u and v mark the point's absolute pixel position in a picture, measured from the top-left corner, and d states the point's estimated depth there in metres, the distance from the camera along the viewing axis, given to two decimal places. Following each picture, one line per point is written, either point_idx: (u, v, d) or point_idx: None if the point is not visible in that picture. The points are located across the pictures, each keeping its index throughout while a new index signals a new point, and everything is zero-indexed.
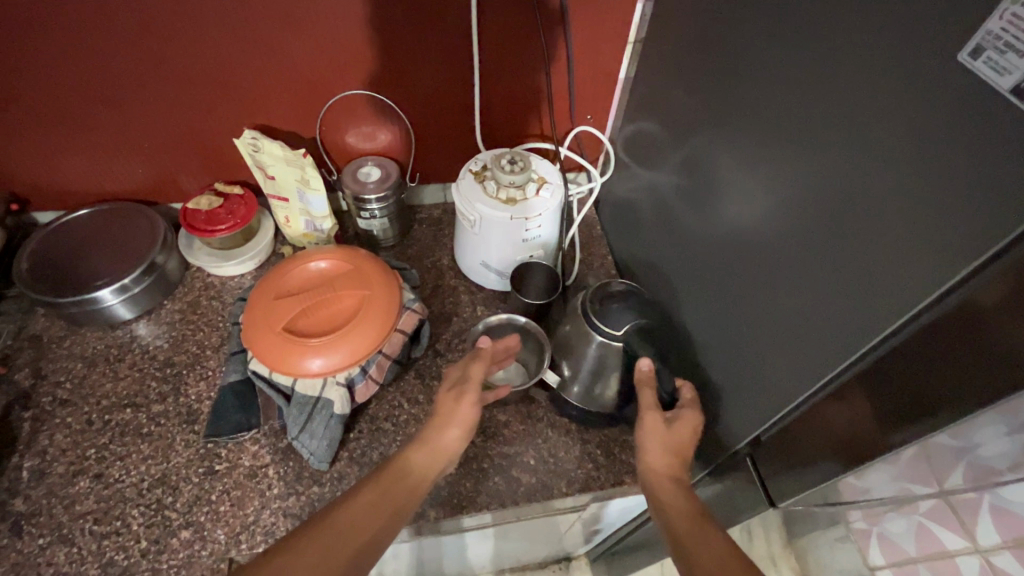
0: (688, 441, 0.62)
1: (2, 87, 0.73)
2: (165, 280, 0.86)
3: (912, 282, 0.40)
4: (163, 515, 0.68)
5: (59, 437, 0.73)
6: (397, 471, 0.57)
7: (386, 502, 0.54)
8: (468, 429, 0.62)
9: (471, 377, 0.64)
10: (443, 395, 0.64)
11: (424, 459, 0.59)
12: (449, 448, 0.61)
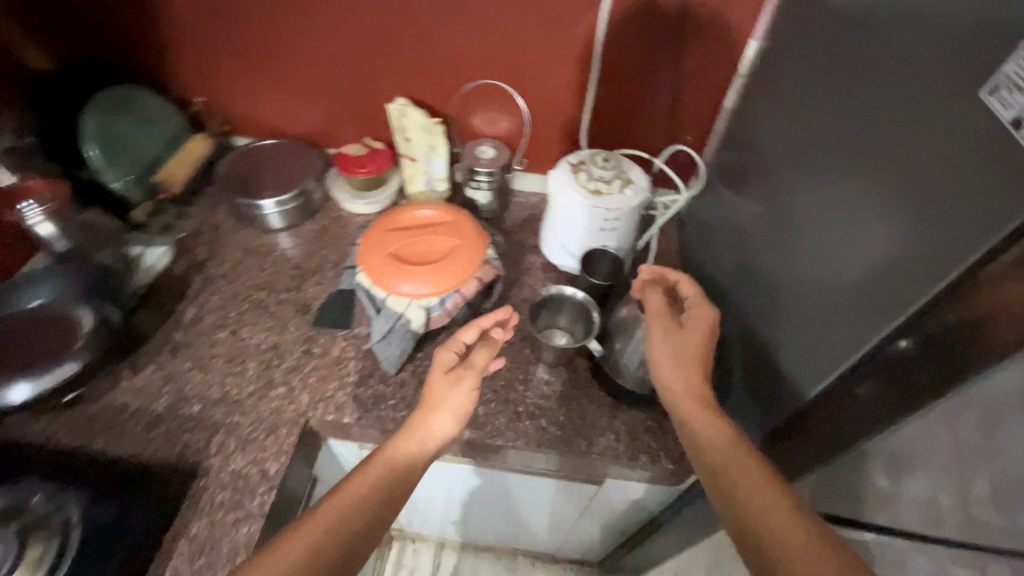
0: (700, 336, 0.72)
1: (242, 37, 0.99)
2: (311, 204, 1.09)
3: (931, 277, 0.46)
4: (269, 371, 0.87)
5: (214, 299, 0.97)
6: (388, 466, 0.65)
7: (378, 491, 0.63)
8: (460, 415, 0.70)
9: (475, 363, 0.72)
10: (440, 377, 0.72)
11: (412, 450, 0.67)
12: (450, 422, 0.69)
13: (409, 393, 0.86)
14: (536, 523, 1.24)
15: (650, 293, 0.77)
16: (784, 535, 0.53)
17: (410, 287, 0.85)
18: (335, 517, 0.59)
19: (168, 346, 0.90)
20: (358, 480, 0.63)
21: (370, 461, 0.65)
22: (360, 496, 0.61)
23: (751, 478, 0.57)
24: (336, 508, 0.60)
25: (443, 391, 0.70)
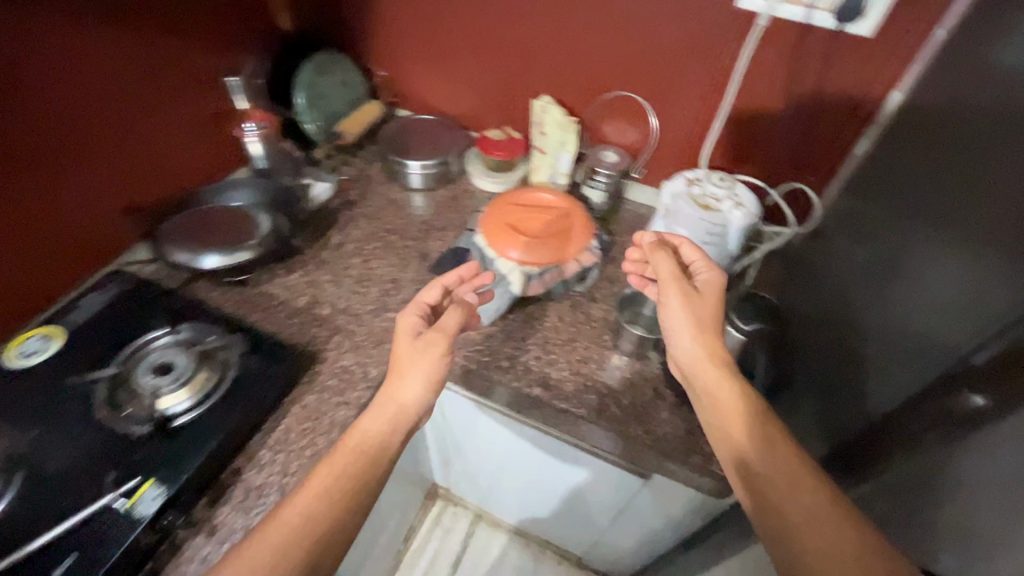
0: (713, 299, 0.80)
1: (427, 26, 1.18)
2: (448, 173, 1.25)
3: (1001, 310, 0.47)
4: (386, 298, 1.02)
5: (356, 232, 1.15)
6: (355, 454, 0.68)
7: (342, 478, 0.66)
8: (431, 384, 0.75)
9: (444, 326, 0.76)
10: (410, 347, 0.76)
11: (377, 436, 0.70)
12: (424, 387, 0.75)
13: (493, 345, 0.97)
14: (574, 511, 1.29)
15: (660, 262, 0.83)
16: (786, 491, 0.62)
17: (515, 253, 0.96)
18: (303, 516, 0.62)
19: (313, 261, 1.08)
20: (325, 471, 0.66)
21: (336, 454, 0.68)
22: (328, 488, 0.64)
23: (771, 444, 0.67)
24: (303, 503, 0.63)
25: (415, 360, 0.75)
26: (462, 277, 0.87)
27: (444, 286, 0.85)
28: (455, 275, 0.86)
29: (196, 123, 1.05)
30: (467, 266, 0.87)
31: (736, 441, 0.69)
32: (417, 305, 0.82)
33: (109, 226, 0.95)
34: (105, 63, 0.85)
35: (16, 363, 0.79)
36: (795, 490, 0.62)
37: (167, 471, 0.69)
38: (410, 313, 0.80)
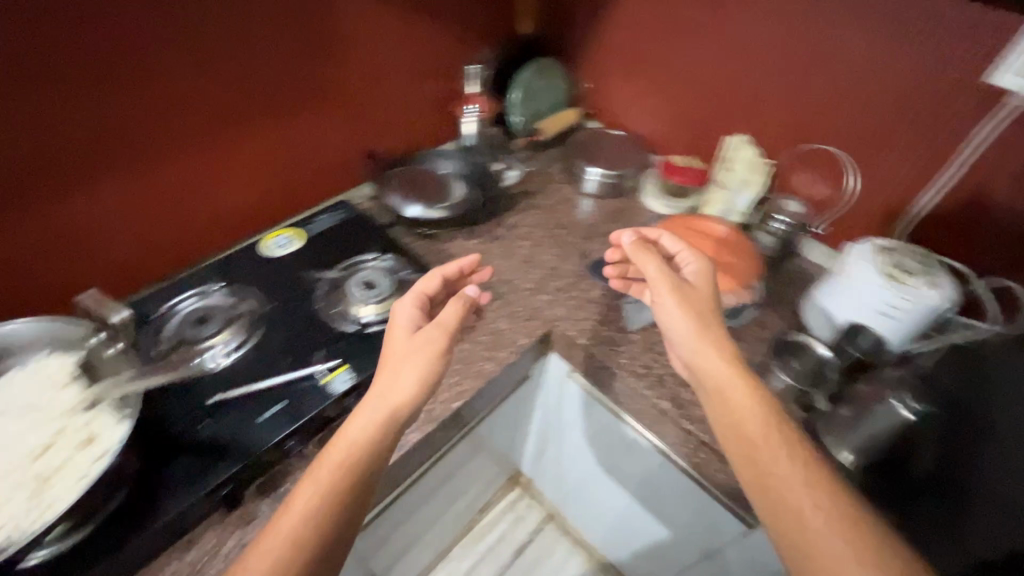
0: (709, 292, 0.81)
1: (641, 50, 1.28)
2: (623, 186, 1.32)
3: None
4: (544, 282, 1.12)
5: (529, 218, 1.26)
6: (345, 467, 0.63)
7: (337, 484, 0.61)
8: (422, 385, 0.70)
9: (434, 334, 0.74)
10: (405, 354, 0.73)
11: (364, 442, 0.65)
12: (417, 383, 0.70)
13: (632, 351, 1.01)
14: (656, 547, 1.26)
15: (646, 264, 0.82)
16: (796, 496, 0.60)
17: None
18: (290, 539, 0.57)
19: (489, 233, 1.20)
20: (312, 483, 0.61)
21: (321, 463, 0.63)
22: (314, 505, 0.60)
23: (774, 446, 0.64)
24: (290, 522, 0.58)
25: (407, 359, 0.71)
26: (460, 267, 0.87)
27: (444, 277, 0.85)
28: (454, 268, 0.86)
29: (428, 98, 1.24)
30: (465, 259, 0.87)
31: (746, 440, 0.66)
32: (417, 296, 0.80)
33: (346, 164, 1.18)
34: (379, 33, 1.07)
35: (268, 251, 1.01)
36: (801, 492, 0.61)
37: (358, 363, 0.84)
38: (408, 309, 0.79)
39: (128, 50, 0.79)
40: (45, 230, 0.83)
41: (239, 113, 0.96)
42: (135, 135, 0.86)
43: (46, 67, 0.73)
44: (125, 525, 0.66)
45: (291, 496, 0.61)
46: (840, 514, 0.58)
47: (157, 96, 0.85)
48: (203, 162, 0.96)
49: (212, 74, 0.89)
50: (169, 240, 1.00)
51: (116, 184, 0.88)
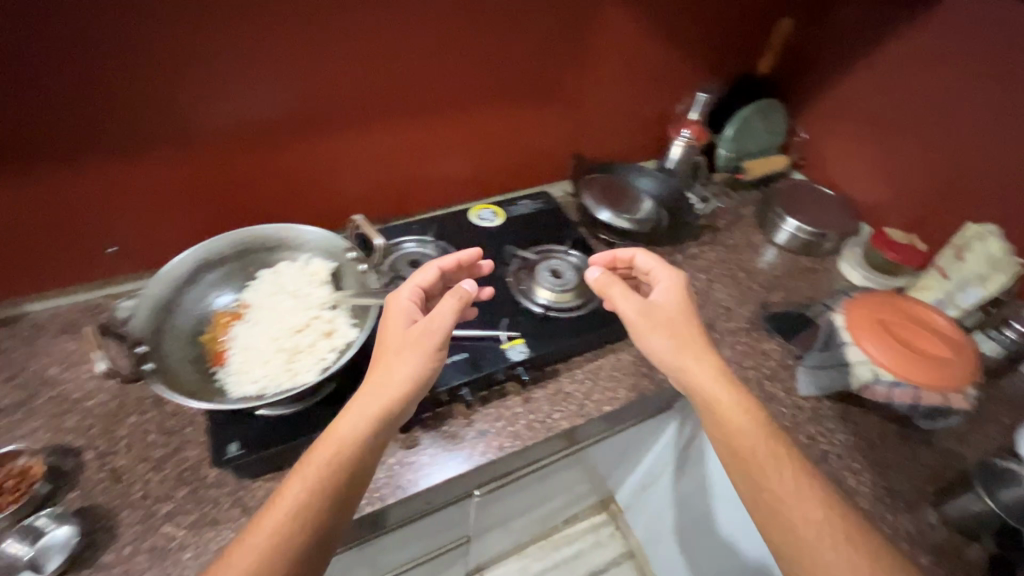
0: (681, 304, 0.78)
1: (884, 108, 1.18)
2: (820, 245, 1.23)
3: None
4: (713, 318, 1.08)
5: (709, 253, 1.24)
6: (336, 463, 0.60)
7: (328, 478, 0.59)
8: (415, 382, 0.67)
9: (427, 330, 0.69)
10: (394, 349, 0.68)
11: (359, 434, 0.63)
12: (411, 378, 0.66)
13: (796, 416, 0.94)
14: None
15: (610, 294, 0.79)
16: (793, 509, 0.62)
17: (872, 348, 0.89)
18: (274, 536, 0.55)
19: (666, 257, 1.20)
20: (300, 479, 0.59)
21: (312, 458, 0.61)
22: (302, 503, 0.58)
23: (758, 448, 0.66)
24: (277, 519, 0.56)
25: (404, 355, 0.68)
26: (459, 262, 0.82)
27: (440, 269, 0.81)
28: (452, 261, 0.81)
29: (643, 116, 1.27)
30: (465, 254, 0.82)
31: (745, 457, 0.66)
32: (411, 289, 0.76)
33: (553, 160, 1.24)
34: (621, 46, 1.12)
35: (473, 220, 1.11)
36: (806, 508, 0.62)
37: (531, 340, 0.91)
38: (399, 303, 0.74)
39: (430, 20, 0.90)
40: (318, 158, 0.97)
41: (488, 93, 1.04)
42: (407, 94, 0.97)
43: (368, 24, 0.86)
44: (332, 410, 0.77)
45: (279, 490, 0.59)
46: (836, 524, 0.61)
47: (435, 64, 0.95)
48: (446, 129, 1.05)
49: (482, 54, 0.98)
50: (396, 192, 1.11)
51: (378, 132, 0.99)
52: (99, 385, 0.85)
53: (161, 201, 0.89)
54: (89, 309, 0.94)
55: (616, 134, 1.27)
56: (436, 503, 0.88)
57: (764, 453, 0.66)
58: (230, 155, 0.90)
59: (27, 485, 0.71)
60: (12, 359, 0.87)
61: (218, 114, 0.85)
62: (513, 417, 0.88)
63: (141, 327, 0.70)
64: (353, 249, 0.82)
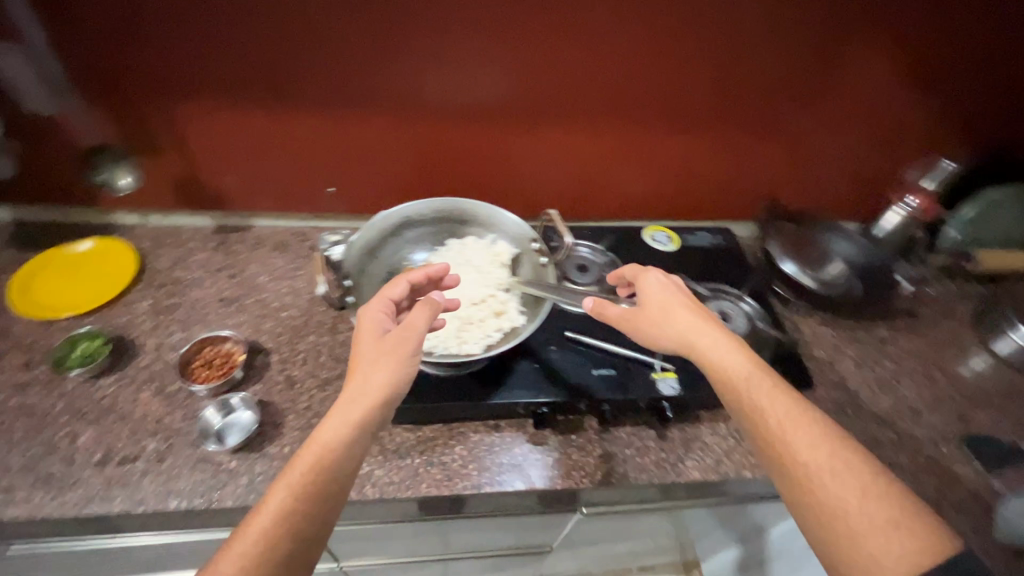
0: (681, 305, 0.71)
1: None
2: None
3: None
4: (895, 415, 0.93)
5: (903, 340, 1.06)
6: (316, 473, 0.55)
7: (310, 489, 0.54)
8: (396, 386, 0.61)
9: (404, 334, 0.63)
10: (370, 352, 0.62)
11: (342, 442, 0.56)
12: (389, 385, 0.60)
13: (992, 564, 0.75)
14: None
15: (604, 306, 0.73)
16: (855, 514, 0.53)
17: None
18: (258, 546, 0.51)
19: (848, 331, 1.06)
20: (284, 489, 0.54)
21: (293, 468, 0.55)
22: (286, 515, 0.53)
23: (803, 442, 0.58)
24: (259, 530, 0.52)
25: (378, 362, 0.61)
26: (428, 275, 0.74)
27: (409, 281, 0.72)
28: (421, 273, 0.73)
29: (859, 173, 1.14)
30: (432, 268, 0.75)
31: (775, 439, 0.59)
32: (382, 298, 0.68)
33: (742, 198, 1.16)
34: (844, 88, 0.98)
35: (647, 240, 1.09)
36: (843, 482, 0.55)
37: (683, 378, 0.86)
38: (372, 309, 0.66)
39: (665, 37, 0.87)
40: (515, 147, 1.01)
41: (697, 118, 1.00)
42: (616, 104, 0.96)
43: (593, 30, 0.86)
44: (480, 385, 0.82)
45: (262, 502, 0.54)
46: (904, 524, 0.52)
47: (654, 80, 0.93)
48: (642, 145, 1.03)
49: (705, 78, 0.93)
50: (575, 194, 1.12)
51: (577, 134, 1.00)
52: (290, 300, 0.97)
53: (363, 154, 0.99)
54: (298, 234, 1.08)
55: (818, 183, 1.15)
56: (543, 506, 0.87)
57: (794, 420, 0.60)
58: (440, 128, 0.97)
59: (229, 367, 0.84)
60: (235, 260, 1.02)
61: (446, 91, 0.91)
62: (643, 449, 0.84)
63: (352, 266, 0.80)
64: (536, 241, 0.85)
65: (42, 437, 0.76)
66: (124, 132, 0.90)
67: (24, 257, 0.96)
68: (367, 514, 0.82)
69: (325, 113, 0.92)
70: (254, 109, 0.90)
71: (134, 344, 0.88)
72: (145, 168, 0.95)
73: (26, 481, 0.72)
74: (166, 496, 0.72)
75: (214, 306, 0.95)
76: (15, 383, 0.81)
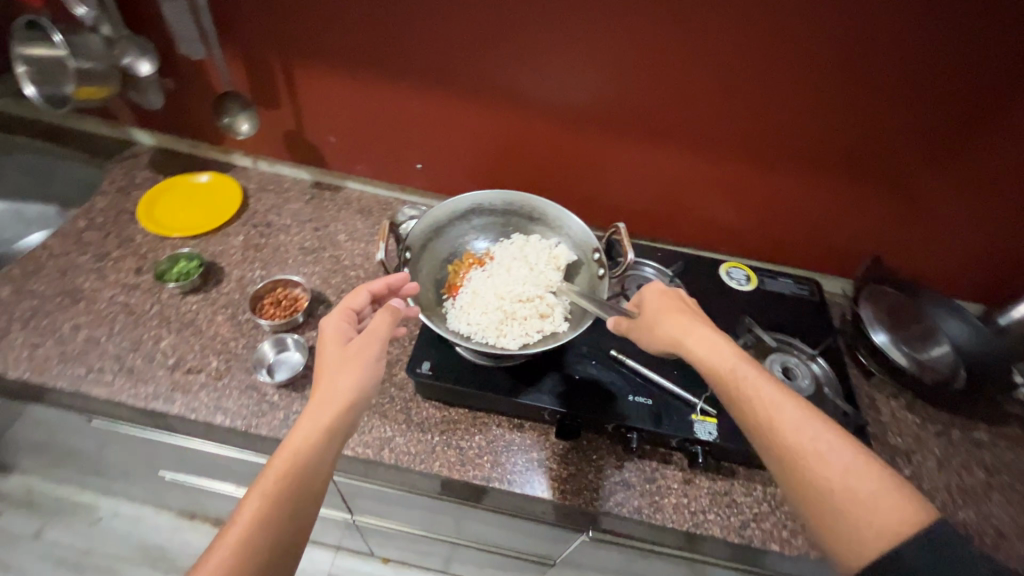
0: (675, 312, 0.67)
1: None
2: None
3: None
4: (972, 529, 0.80)
5: (1006, 448, 0.91)
6: (290, 481, 0.53)
7: (284, 499, 0.52)
8: (366, 385, 0.61)
9: (370, 336, 0.62)
10: (333, 357, 0.61)
11: (314, 446, 0.55)
12: (357, 389, 0.59)
13: None
14: None
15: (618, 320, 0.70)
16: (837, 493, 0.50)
17: None
18: (232, 562, 0.48)
19: (938, 424, 0.92)
20: (255, 502, 0.52)
21: (265, 475, 0.53)
22: (261, 524, 0.51)
23: (791, 428, 0.54)
24: (231, 548, 0.49)
25: (345, 368, 0.60)
26: (389, 286, 0.72)
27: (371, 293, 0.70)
28: (383, 286, 0.71)
29: (1004, 251, 0.95)
30: (394, 277, 0.72)
31: (768, 428, 0.55)
32: (343, 309, 0.67)
33: (840, 253, 1.05)
34: (987, 145, 0.84)
35: (723, 274, 1.02)
36: (832, 462, 0.52)
37: (725, 427, 0.80)
38: (335, 318, 0.65)
39: (780, 64, 0.81)
40: (601, 154, 1.00)
41: (802, 156, 0.92)
42: (713, 127, 0.91)
43: (690, 39, 0.82)
44: (511, 380, 0.82)
45: (232, 515, 0.51)
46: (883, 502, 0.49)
47: (760, 108, 0.87)
48: (735, 175, 0.98)
49: (819, 114, 0.86)
50: (655, 213, 1.08)
51: (666, 151, 0.97)
52: (360, 260, 1.04)
53: (452, 136, 1.03)
54: (382, 203, 1.14)
55: (942, 255, 1.00)
56: (551, 517, 0.86)
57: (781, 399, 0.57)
58: (528, 123, 0.98)
59: (293, 310, 0.92)
60: (323, 215, 1.11)
61: (541, 88, 0.93)
62: (665, 489, 0.80)
63: (416, 240, 0.82)
64: (599, 250, 0.82)
65: (134, 334, 0.87)
66: (252, 83, 1.00)
67: (157, 179, 1.11)
68: (382, 476, 0.86)
69: (425, 92, 0.97)
70: (363, 79, 0.97)
71: (223, 271, 0.98)
72: (264, 119, 1.06)
73: (113, 368, 0.83)
74: (215, 410, 0.80)
75: (295, 253, 1.03)
76: (125, 284, 0.94)
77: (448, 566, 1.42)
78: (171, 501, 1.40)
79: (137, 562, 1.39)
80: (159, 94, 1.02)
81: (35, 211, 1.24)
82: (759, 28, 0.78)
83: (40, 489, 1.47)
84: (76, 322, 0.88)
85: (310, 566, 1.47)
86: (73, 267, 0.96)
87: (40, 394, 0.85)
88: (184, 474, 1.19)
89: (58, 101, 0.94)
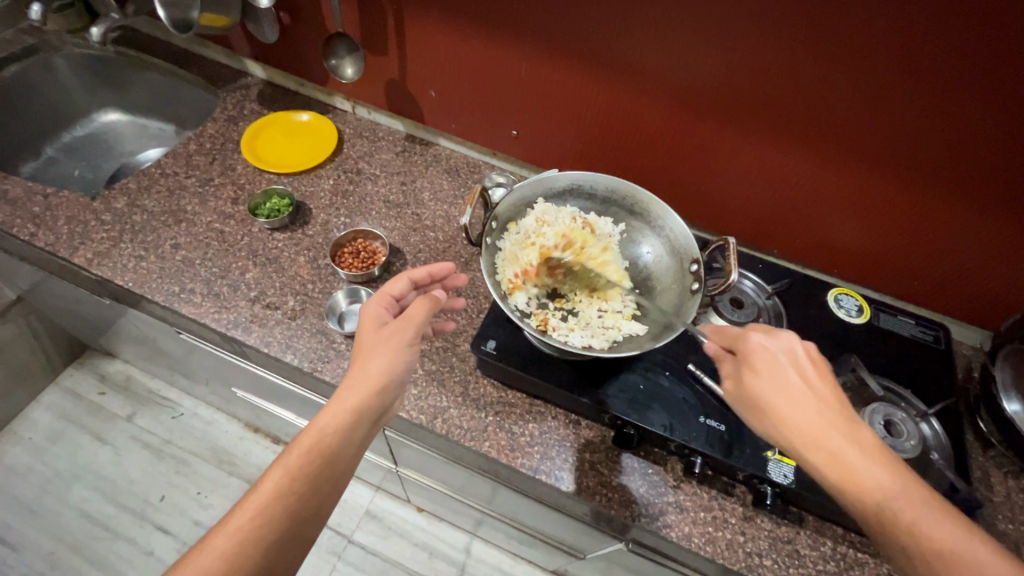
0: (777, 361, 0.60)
1: None
2: None
3: None
4: None
5: None
6: (315, 455, 0.56)
7: (311, 471, 0.55)
8: (397, 369, 0.62)
9: (411, 319, 0.64)
10: (371, 338, 0.63)
11: (340, 425, 0.58)
12: (387, 373, 0.61)
13: None
14: None
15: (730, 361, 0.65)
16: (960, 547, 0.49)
17: None
18: (257, 521, 0.52)
19: None
20: (281, 469, 0.55)
21: (293, 450, 0.56)
22: (283, 493, 0.54)
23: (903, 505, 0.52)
24: (255, 508, 0.53)
25: (378, 350, 0.62)
26: (430, 274, 0.73)
27: (412, 280, 0.71)
28: (423, 271, 0.72)
29: None
30: (436, 265, 0.73)
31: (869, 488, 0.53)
32: (381, 295, 0.68)
33: (983, 301, 0.89)
34: None
35: (832, 300, 0.93)
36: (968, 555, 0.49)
37: (804, 473, 0.72)
38: (371, 303, 0.67)
39: (964, 83, 0.68)
40: (713, 146, 0.90)
41: (945, 180, 0.78)
42: (850, 137, 0.79)
43: (855, 35, 0.69)
44: (578, 377, 0.78)
45: (257, 482, 0.55)
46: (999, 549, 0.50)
47: (910, 121, 0.74)
48: (860, 190, 0.85)
49: (984, 138, 0.72)
50: (762, 217, 0.97)
51: (793, 157, 0.86)
52: (442, 222, 1.02)
53: (556, 104, 0.96)
54: (471, 165, 1.12)
55: None
56: (593, 522, 0.83)
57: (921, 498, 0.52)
58: (641, 100, 0.89)
59: (371, 263, 0.92)
60: (411, 169, 1.09)
61: (655, 65, 0.84)
62: (721, 522, 0.74)
63: (503, 212, 0.80)
64: (698, 263, 0.76)
65: (224, 261, 0.92)
66: (361, 25, 0.99)
67: (263, 112, 1.14)
68: (428, 441, 0.86)
69: (531, 56, 0.91)
70: (470, 31, 0.92)
71: (311, 213, 1.00)
72: (369, 65, 1.05)
73: (203, 291, 0.88)
74: (287, 349, 0.83)
75: (379, 205, 1.03)
76: (223, 212, 0.99)
77: (478, 530, 1.42)
78: (241, 413, 1.52)
79: (205, 459, 1.53)
80: (275, 30, 1.04)
81: (157, 128, 1.35)
82: (938, 34, 0.65)
83: (137, 378, 1.66)
84: (176, 241, 0.94)
85: (352, 498, 1.52)
86: (181, 188, 1.01)
87: (141, 302, 0.92)
88: (252, 394, 1.27)
89: (183, 26, 0.94)
